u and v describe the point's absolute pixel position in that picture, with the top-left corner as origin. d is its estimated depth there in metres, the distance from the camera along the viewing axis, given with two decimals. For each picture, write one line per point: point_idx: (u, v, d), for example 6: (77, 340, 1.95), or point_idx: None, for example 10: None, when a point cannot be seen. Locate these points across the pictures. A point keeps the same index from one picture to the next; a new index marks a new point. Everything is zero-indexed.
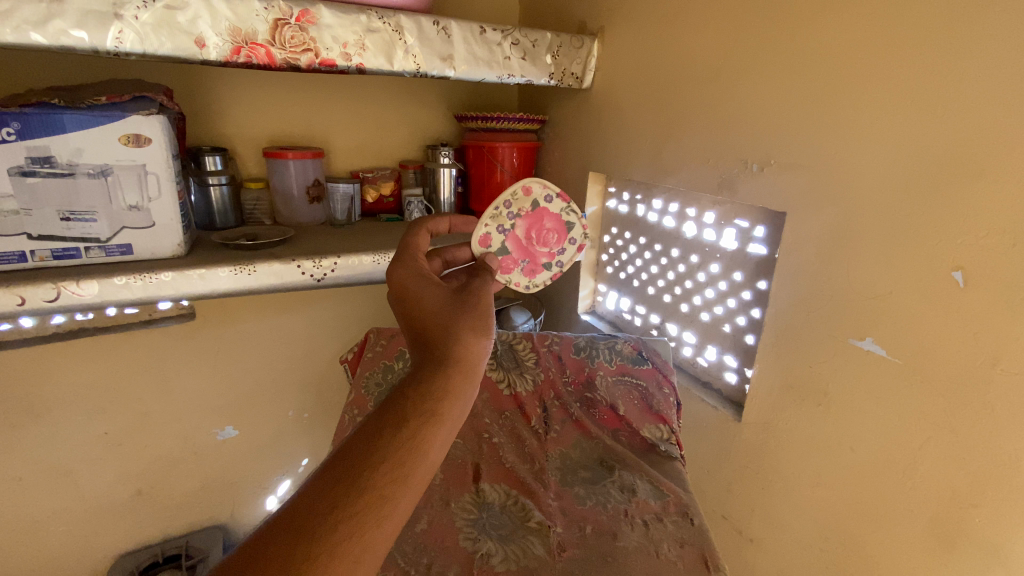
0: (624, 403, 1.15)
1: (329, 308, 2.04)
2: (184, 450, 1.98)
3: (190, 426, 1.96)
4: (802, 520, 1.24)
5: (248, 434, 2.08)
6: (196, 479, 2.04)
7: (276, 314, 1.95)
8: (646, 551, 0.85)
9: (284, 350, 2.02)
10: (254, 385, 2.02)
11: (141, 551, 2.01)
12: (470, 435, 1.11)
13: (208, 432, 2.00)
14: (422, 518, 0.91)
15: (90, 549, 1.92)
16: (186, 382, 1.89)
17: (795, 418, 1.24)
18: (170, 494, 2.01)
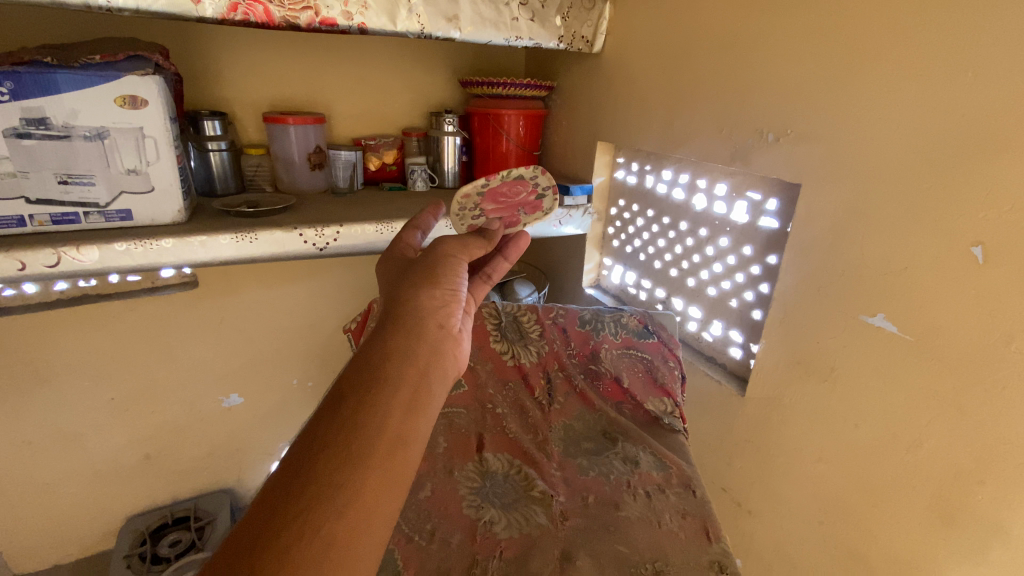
0: (627, 376, 1.14)
1: (332, 278, 2.03)
2: (191, 417, 2.00)
3: (196, 393, 1.97)
4: (802, 493, 1.25)
5: (253, 402, 2.10)
6: (203, 445, 2.07)
7: (279, 283, 1.94)
8: (649, 521, 0.85)
9: (287, 319, 2.02)
10: (259, 354, 2.03)
11: (151, 513, 2.06)
12: (475, 406, 1.09)
13: (214, 400, 2.02)
14: (426, 485, 0.90)
15: (102, 510, 1.97)
16: (191, 350, 1.90)
17: (801, 394, 1.23)
18: (178, 459, 2.04)
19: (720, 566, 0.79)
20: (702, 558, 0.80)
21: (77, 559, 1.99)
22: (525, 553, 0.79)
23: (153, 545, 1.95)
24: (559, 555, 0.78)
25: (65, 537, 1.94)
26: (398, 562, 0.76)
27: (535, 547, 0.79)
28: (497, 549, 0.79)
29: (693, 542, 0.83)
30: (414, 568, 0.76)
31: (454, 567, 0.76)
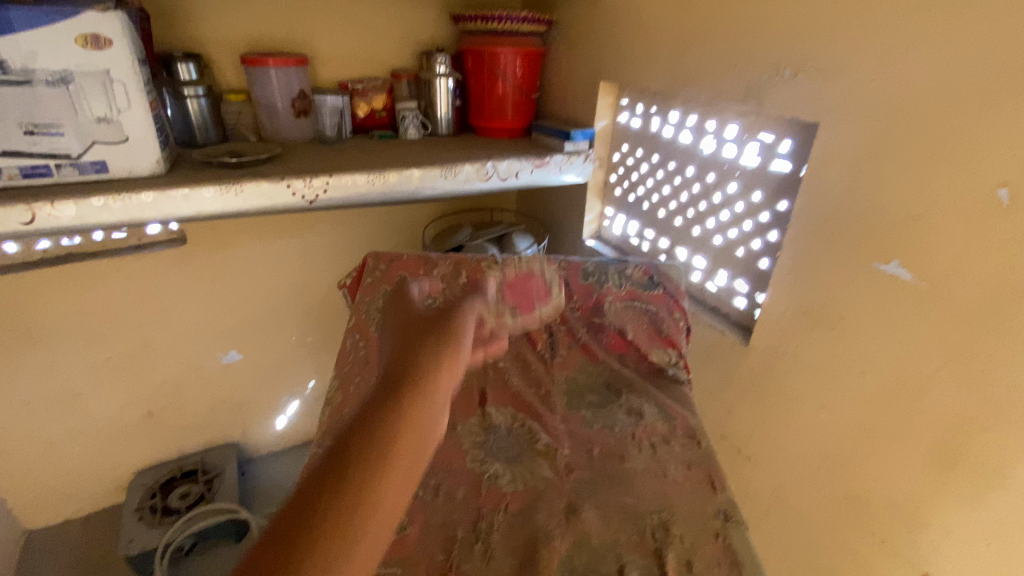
0: (631, 328, 1.11)
1: (325, 232, 1.97)
2: (191, 374, 2.00)
3: (194, 351, 1.96)
4: (800, 440, 1.26)
5: (252, 359, 2.09)
6: (206, 402, 2.08)
7: (270, 238, 1.88)
8: (654, 472, 0.85)
9: (280, 275, 1.97)
10: (255, 311, 1.99)
11: (160, 468, 2.08)
12: (476, 362, 1.06)
13: (213, 357, 2.00)
14: (429, 441, 0.88)
15: (111, 466, 2.00)
16: (185, 308, 1.86)
17: (806, 343, 1.21)
18: (181, 415, 2.06)
19: (724, 514, 0.79)
20: (707, 507, 0.80)
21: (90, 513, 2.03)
22: (530, 505, 0.78)
23: (163, 498, 1.95)
24: (565, 507, 0.78)
25: (76, 493, 1.97)
26: (403, 517, 0.76)
27: (541, 499, 0.79)
28: (502, 503, 0.78)
29: (697, 491, 0.82)
30: (419, 523, 0.75)
31: (459, 521, 0.75)
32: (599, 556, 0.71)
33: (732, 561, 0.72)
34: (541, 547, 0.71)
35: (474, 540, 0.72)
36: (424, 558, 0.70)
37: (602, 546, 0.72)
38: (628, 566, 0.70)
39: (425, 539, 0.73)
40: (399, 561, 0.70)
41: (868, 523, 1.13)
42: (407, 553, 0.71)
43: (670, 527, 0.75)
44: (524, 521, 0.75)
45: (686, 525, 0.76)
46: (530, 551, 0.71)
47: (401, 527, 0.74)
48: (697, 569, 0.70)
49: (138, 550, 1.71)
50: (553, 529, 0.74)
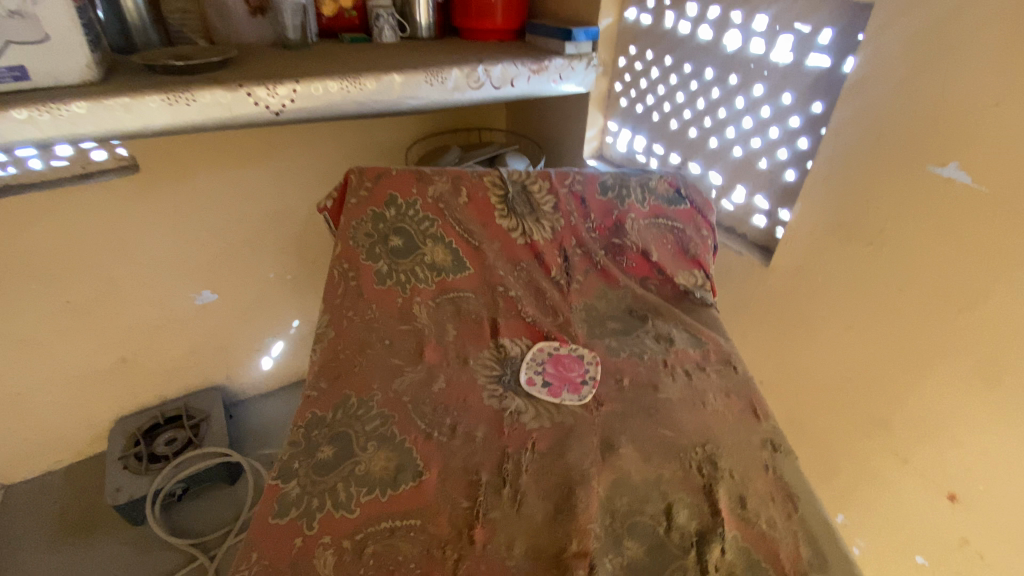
0: (655, 249, 0.99)
1: (296, 157, 1.76)
2: (162, 317, 1.81)
3: (162, 292, 1.77)
4: (821, 362, 1.20)
5: (228, 298, 1.91)
6: (182, 346, 1.91)
7: (233, 164, 1.67)
8: (691, 402, 0.77)
9: (248, 207, 1.77)
10: (224, 246, 1.80)
11: (141, 415, 1.92)
12: (485, 290, 0.93)
13: (183, 298, 1.82)
14: (439, 377, 0.78)
15: (85, 417, 1.83)
16: (147, 244, 1.67)
17: (836, 262, 1.12)
18: (156, 361, 1.88)
19: (772, 444, 0.72)
20: (752, 437, 0.73)
21: (68, 466, 1.87)
22: (561, 442, 0.69)
23: (149, 445, 1.82)
24: (599, 444, 0.69)
25: (48, 447, 1.81)
26: (419, 462, 0.66)
27: (572, 435, 0.70)
28: (529, 441, 0.69)
29: (740, 420, 0.75)
30: (436, 467, 0.65)
31: (483, 464, 0.66)
32: (642, 494, 0.64)
33: (784, 492, 0.66)
34: (578, 489, 0.63)
35: (502, 484, 0.64)
36: (445, 506, 0.62)
37: (644, 484, 0.65)
38: (675, 504, 0.63)
39: (445, 485, 0.64)
40: (417, 512, 0.61)
41: (887, 442, 1.11)
42: (426, 502, 0.62)
43: (717, 460, 0.68)
44: (555, 460, 0.67)
45: (733, 457, 0.69)
46: (566, 493, 0.63)
47: (417, 474, 0.65)
48: (750, 504, 0.63)
49: (126, 499, 1.61)
50: (590, 468, 0.66)
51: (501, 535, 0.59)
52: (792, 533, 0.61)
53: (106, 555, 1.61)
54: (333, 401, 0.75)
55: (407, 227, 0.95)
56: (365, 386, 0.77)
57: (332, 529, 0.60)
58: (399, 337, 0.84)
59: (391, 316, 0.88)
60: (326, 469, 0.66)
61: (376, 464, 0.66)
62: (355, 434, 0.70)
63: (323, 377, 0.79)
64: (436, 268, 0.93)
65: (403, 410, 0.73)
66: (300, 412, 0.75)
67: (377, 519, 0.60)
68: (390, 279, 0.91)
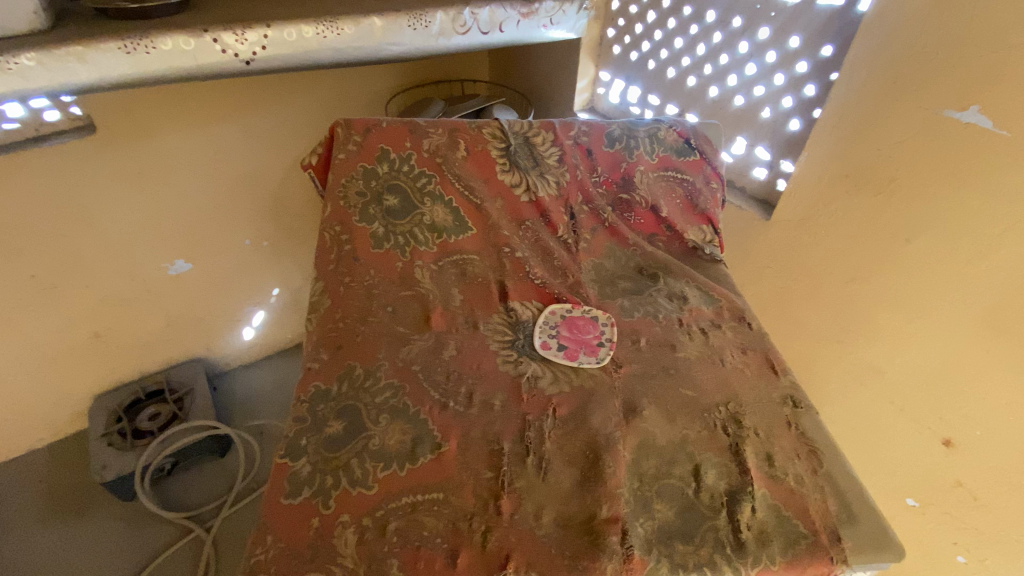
0: (664, 204, 0.95)
1: (290, 105, 1.49)
2: (135, 288, 1.53)
3: (129, 262, 1.47)
4: (824, 315, 1.18)
5: (205, 265, 1.62)
6: (153, 325, 1.62)
7: (214, 112, 1.39)
8: (710, 360, 0.75)
9: (221, 164, 1.47)
10: (208, 208, 1.52)
11: (120, 391, 1.63)
12: (490, 251, 0.88)
13: (152, 268, 1.52)
14: (449, 344, 0.74)
15: (62, 396, 1.56)
16: (109, 204, 1.36)
17: (842, 213, 1.08)
18: (134, 333, 1.59)
19: (792, 400, 0.71)
20: (773, 393, 0.71)
21: (52, 443, 1.61)
22: (583, 407, 0.66)
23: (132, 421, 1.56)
24: (622, 407, 0.67)
25: (17, 430, 1.54)
26: (436, 434, 0.62)
27: (593, 399, 0.67)
28: (550, 407, 0.66)
29: (759, 377, 0.74)
30: (456, 437, 0.62)
31: (504, 432, 0.63)
32: (669, 456, 0.62)
33: (808, 448, 0.65)
34: (604, 455, 0.61)
35: (525, 453, 0.61)
36: (469, 479, 0.59)
37: (671, 446, 0.63)
38: (704, 465, 0.61)
39: (466, 457, 0.60)
40: (440, 485, 0.58)
41: (884, 392, 1.13)
42: (448, 475, 0.59)
43: (742, 419, 0.66)
44: (578, 425, 0.64)
45: (756, 415, 0.67)
46: (592, 459, 0.61)
47: (436, 446, 0.61)
48: (778, 461, 0.62)
49: (114, 477, 1.39)
50: (615, 432, 0.63)
51: (528, 505, 0.57)
52: (819, 488, 0.61)
53: (100, 530, 1.41)
54: (338, 373, 0.71)
55: (403, 184, 0.89)
56: (370, 356, 0.72)
57: (350, 507, 0.56)
58: (402, 303, 0.79)
59: (392, 281, 0.82)
60: (337, 444, 0.63)
61: (391, 438, 0.62)
62: (364, 406, 0.66)
63: (325, 348, 0.74)
64: (436, 229, 0.87)
65: (413, 380, 0.69)
66: (303, 386, 0.70)
67: (397, 495, 0.57)
68: (387, 241, 0.85)
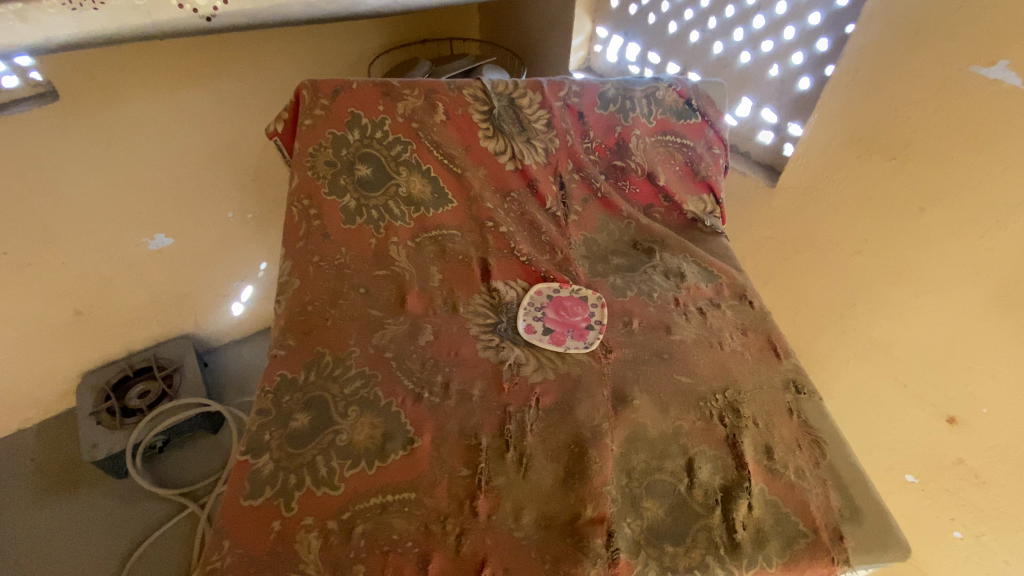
0: (662, 172, 0.87)
1: (273, 68, 1.35)
2: (114, 267, 1.40)
3: (105, 240, 1.34)
4: (828, 289, 1.11)
5: (189, 242, 1.49)
6: (136, 304, 1.50)
7: (189, 75, 1.24)
8: (707, 343, 0.69)
9: (198, 134, 1.33)
10: (192, 182, 1.39)
11: (107, 368, 1.55)
12: (472, 226, 0.81)
13: (129, 245, 1.39)
14: (426, 328, 0.68)
15: (43, 377, 1.46)
16: (78, 178, 1.22)
17: (852, 179, 1.00)
18: (117, 311, 1.48)
19: (795, 385, 0.66)
20: (774, 379, 0.66)
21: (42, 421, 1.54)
22: (568, 397, 0.61)
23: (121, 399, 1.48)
24: (611, 396, 0.62)
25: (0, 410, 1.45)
26: (409, 428, 0.57)
27: (580, 388, 0.62)
28: (533, 397, 0.61)
29: (760, 361, 0.68)
30: (430, 431, 0.57)
31: (482, 426, 0.58)
32: (659, 450, 0.57)
33: (810, 438, 0.60)
34: (590, 449, 0.56)
35: (505, 448, 0.56)
36: (444, 476, 0.54)
37: (662, 438, 0.58)
38: (697, 459, 0.57)
39: (441, 453, 0.56)
40: (411, 484, 0.54)
41: (886, 367, 1.06)
42: (421, 473, 0.54)
43: (740, 408, 0.61)
44: (563, 417, 0.59)
45: (755, 403, 0.63)
46: (577, 453, 0.56)
47: (409, 441, 0.56)
48: (777, 454, 0.58)
49: (104, 456, 1.35)
50: (602, 424, 0.59)
51: (507, 505, 0.52)
52: (821, 482, 0.56)
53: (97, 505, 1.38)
54: (305, 361, 0.66)
55: (376, 153, 0.81)
56: (340, 342, 0.67)
57: (314, 509, 0.52)
58: (375, 284, 0.73)
59: (364, 259, 0.76)
60: (302, 440, 0.58)
61: (359, 433, 0.57)
62: (332, 398, 0.61)
63: (292, 333, 0.69)
64: (413, 202, 0.80)
65: (386, 368, 0.63)
66: (268, 375, 0.65)
67: (366, 495, 0.53)
68: (359, 216, 0.78)
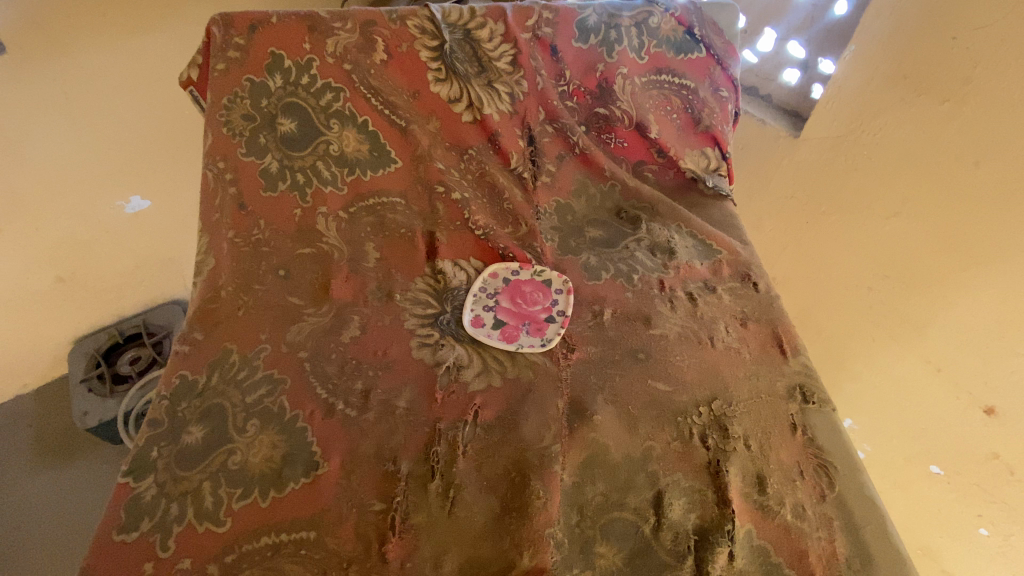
0: (655, 121, 0.71)
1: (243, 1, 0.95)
2: (90, 229, 1.01)
3: (79, 198, 0.96)
4: (858, 258, 0.92)
5: (174, 198, 1.06)
6: (121, 273, 1.10)
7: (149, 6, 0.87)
8: (694, 340, 0.57)
9: (148, 70, 0.91)
10: (181, 111, 0.98)
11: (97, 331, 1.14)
12: (419, 191, 0.67)
13: (109, 205, 1.00)
14: (352, 321, 0.57)
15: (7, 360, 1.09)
16: (35, 119, 0.85)
17: (893, 128, 0.82)
18: (103, 277, 1.08)
19: (801, 393, 0.53)
20: (775, 384, 0.54)
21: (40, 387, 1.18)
22: (513, 410, 0.50)
23: (112, 363, 1.10)
24: (567, 408, 0.50)
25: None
26: (316, 449, 0.47)
27: (529, 398, 0.51)
28: (471, 410, 0.50)
29: (760, 360, 0.56)
30: (340, 453, 0.47)
31: (405, 447, 0.47)
32: (622, 479, 0.46)
33: (816, 462, 0.48)
34: (534, 478, 0.45)
35: (429, 477, 0.46)
36: (352, 512, 0.44)
37: (627, 465, 0.47)
38: (669, 493, 0.45)
39: (350, 483, 0.46)
40: (310, 520, 0.44)
41: (915, 349, 0.88)
42: (323, 506, 0.44)
43: (728, 425, 0.49)
44: (504, 436, 0.48)
45: (748, 418, 0.50)
46: (517, 484, 0.45)
47: (312, 466, 0.46)
48: (772, 486, 0.46)
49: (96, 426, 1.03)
50: (553, 447, 0.47)
51: (425, 550, 0.42)
52: (825, 522, 0.45)
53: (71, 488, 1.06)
54: (209, 359, 0.55)
55: (301, 102, 0.66)
56: (250, 337, 0.56)
57: (192, 550, 0.43)
58: (298, 265, 0.62)
59: (287, 235, 0.63)
60: (192, 461, 0.48)
61: (256, 455, 0.47)
62: (231, 407, 0.51)
63: (197, 325, 0.58)
64: (346, 163, 0.66)
65: (297, 372, 0.53)
66: (165, 376, 0.55)
67: (254, 534, 0.43)
68: (282, 181, 0.65)
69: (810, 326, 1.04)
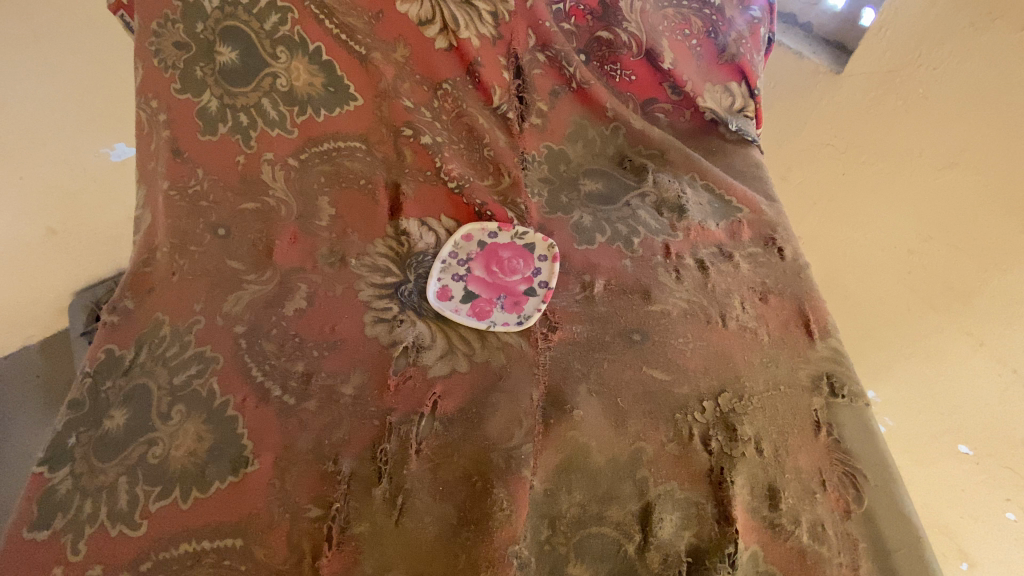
0: (670, 47, 0.58)
1: None
2: (75, 178, 0.79)
3: (57, 143, 0.75)
4: (899, 215, 0.78)
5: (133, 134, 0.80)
6: (119, 227, 0.88)
7: None
8: (702, 318, 0.48)
9: None
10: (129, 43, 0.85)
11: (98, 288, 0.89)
12: (384, 135, 0.56)
13: (94, 153, 0.79)
14: (298, 290, 0.49)
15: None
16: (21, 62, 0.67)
17: (958, 62, 0.70)
18: (84, 237, 0.85)
19: (829, 384, 0.44)
20: (796, 373, 0.45)
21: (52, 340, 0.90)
22: (478, 402, 0.43)
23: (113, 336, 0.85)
24: (543, 399, 0.43)
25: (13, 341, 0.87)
26: (246, 443, 0.41)
27: (498, 387, 0.44)
28: (429, 400, 0.43)
29: (781, 344, 0.46)
30: (273, 449, 0.41)
31: (347, 443, 0.41)
32: (604, 488, 0.38)
33: (841, 470, 0.40)
34: (498, 482, 0.38)
35: (375, 479, 0.39)
36: (286, 518, 0.38)
37: (611, 471, 0.39)
38: (659, 505, 0.38)
39: (286, 482, 0.39)
40: (235, 526, 0.38)
41: (958, 321, 0.73)
42: (250, 510, 0.38)
43: (736, 426, 0.41)
44: (466, 432, 0.41)
45: (761, 415, 0.42)
46: (478, 490, 0.38)
47: (243, 463, 0.40)
48: (786, 501, 0.38)
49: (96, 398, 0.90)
50: (523, 447, 0.40)
51: (367, 565, 0.36)
52: (849, 545, 0.37)
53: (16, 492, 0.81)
54: (138, 332, 0.47)
55: (243, 27, 0.52)
56: (182, 307, 0.48)
57: (103, 555, 0.36)
58: (240, 222, 0.52)
59: (228, 186, 0.53)
60: (111, 450, 0.41)
61: (179, 448, 0.41)
62: (157, 389, 0.44)
63: (128, 293, 0.49)
64: (295, 101, 0.54)
65: (231, 351, 0.45)
66: (90, 351, 0.46)
67: (174, 539, 0.37)
68: (223, 123, 0.53)
69: (837, 292, 0.84)
